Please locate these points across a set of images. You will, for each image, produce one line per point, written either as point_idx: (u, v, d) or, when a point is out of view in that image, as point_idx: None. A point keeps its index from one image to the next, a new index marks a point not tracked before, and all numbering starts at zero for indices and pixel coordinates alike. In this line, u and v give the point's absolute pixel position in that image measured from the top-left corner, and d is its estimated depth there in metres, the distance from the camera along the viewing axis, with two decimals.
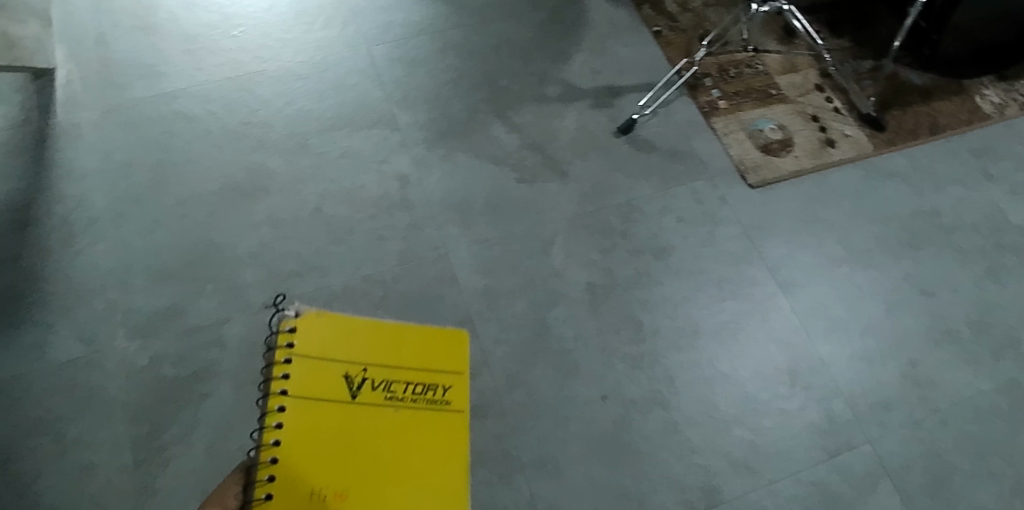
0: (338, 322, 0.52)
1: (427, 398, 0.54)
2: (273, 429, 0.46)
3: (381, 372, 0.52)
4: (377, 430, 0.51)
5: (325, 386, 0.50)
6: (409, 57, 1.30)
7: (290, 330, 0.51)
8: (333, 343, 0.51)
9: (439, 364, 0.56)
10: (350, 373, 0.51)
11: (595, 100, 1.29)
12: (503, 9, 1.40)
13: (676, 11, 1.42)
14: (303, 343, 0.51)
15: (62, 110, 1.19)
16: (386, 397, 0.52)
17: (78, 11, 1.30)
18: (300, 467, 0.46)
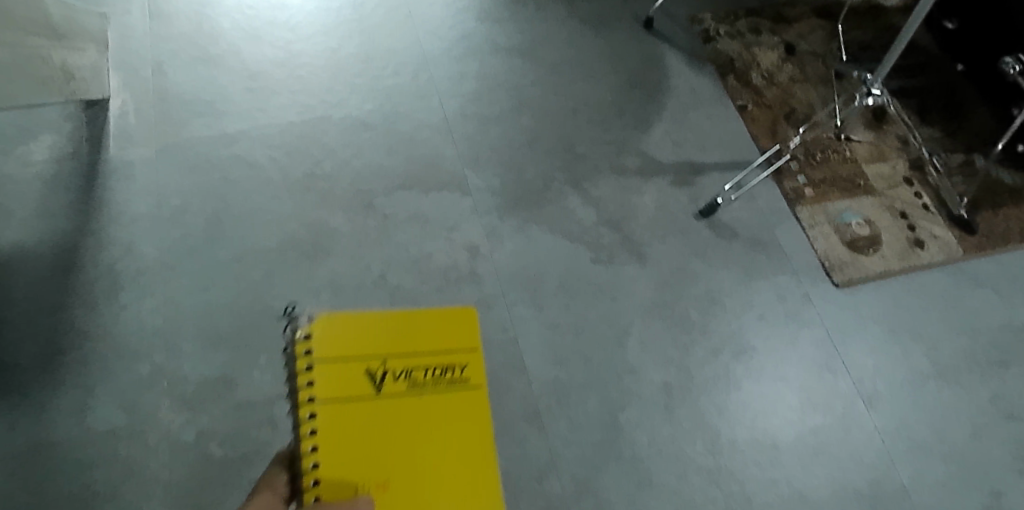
0: (355, 319, 0.62)
1: (444, 382, 0.60)
2: (308, 435, 0.54)
3: (399, 366, 0.59)
4: (404, 417, 0.58)
5: (351, 388, 0.57)
6: (483, 113, 1.24)
7: (306, 339, 0.58)
8: (349, 345, 0.59)
9: (440, 346, 0.62)
10: (374, 370, 0.58)
11: (676, 176, 1.22)
12: (582, 67, 1.34)
13: (762, 84, 1.36)
14: (325, 346, 0.58)
15: (114, 144, 1.13)
16: (409, 385, 0.59)
17: (136, 36, 1.24)
18: (342, 471, 0.53)
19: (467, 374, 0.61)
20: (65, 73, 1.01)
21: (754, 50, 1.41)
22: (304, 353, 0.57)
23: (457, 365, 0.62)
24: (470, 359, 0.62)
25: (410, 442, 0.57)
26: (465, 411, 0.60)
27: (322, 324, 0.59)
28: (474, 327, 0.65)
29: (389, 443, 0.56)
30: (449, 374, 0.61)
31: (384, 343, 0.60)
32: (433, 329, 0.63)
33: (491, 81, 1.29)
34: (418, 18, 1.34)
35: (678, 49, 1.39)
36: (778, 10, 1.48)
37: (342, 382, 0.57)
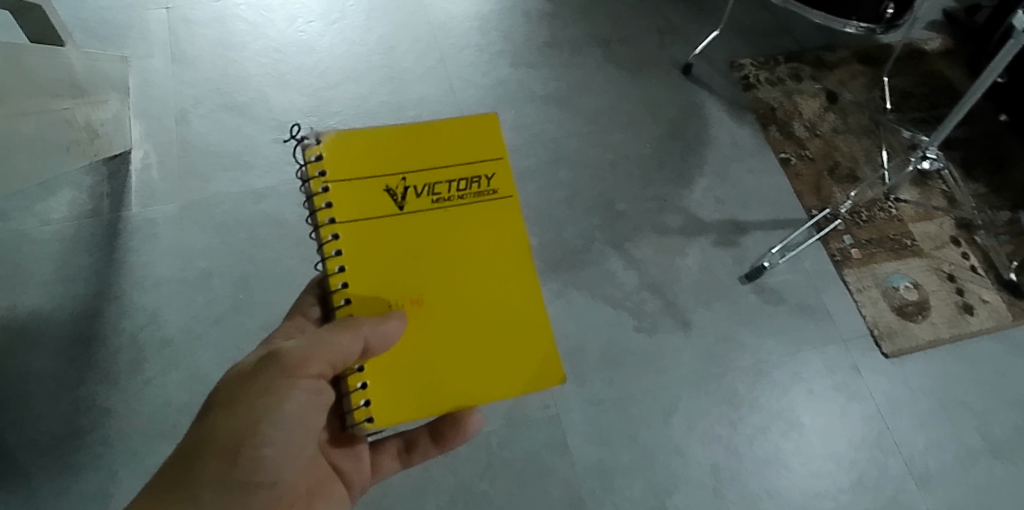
0: (368, 140, 0.60)
1: (471, 193, 0.62)
2: (335, 256, 0.60)
3: (418, 181, 0.61)
4: (429, 225, 0.62)
5: (370, 206, 0.60)
6: (519, 166, 1.21)
7: (317, 159, 0.59)
8: (363, 161, 0.60)
9: (460, 158, 0.62)
10: (391, 187, 0.60)
11: (719, 236, 1.17)
12: (620, 116, 1.30)
13: (804, 136, 1.32)
14: (338, 166, 0.59)
15: (136, 200, 1.09)
16: (431, 200, 0.61)
17: (159, 83, 1.22)
18: (370, 281, 0.60)
19: (495, 185, 0.63)
20: (88, 129, 0.97)
21: (796, 98, 1.37)
22: (319, 178, 0.59)
23: (483, 174, 0.62)
24: (499, 163, 0.62)
25: (438, 255, 0.62)
26: (494, 221, 0.63)
27: (330, 146, 0.59)
28: (497, 135, 0.62)
29: (415, 258, 0.61)
30: (475, 185, 0.62)
31: (402, 156, 0.61)
32: (451, 137, 0.62)
33: (526, 129, 1.26)
34: (454, 67, 1.32)
35: (719, 97, 1.35)
36: (818, 56, 1.44)
37: (360, 200, 0.60)
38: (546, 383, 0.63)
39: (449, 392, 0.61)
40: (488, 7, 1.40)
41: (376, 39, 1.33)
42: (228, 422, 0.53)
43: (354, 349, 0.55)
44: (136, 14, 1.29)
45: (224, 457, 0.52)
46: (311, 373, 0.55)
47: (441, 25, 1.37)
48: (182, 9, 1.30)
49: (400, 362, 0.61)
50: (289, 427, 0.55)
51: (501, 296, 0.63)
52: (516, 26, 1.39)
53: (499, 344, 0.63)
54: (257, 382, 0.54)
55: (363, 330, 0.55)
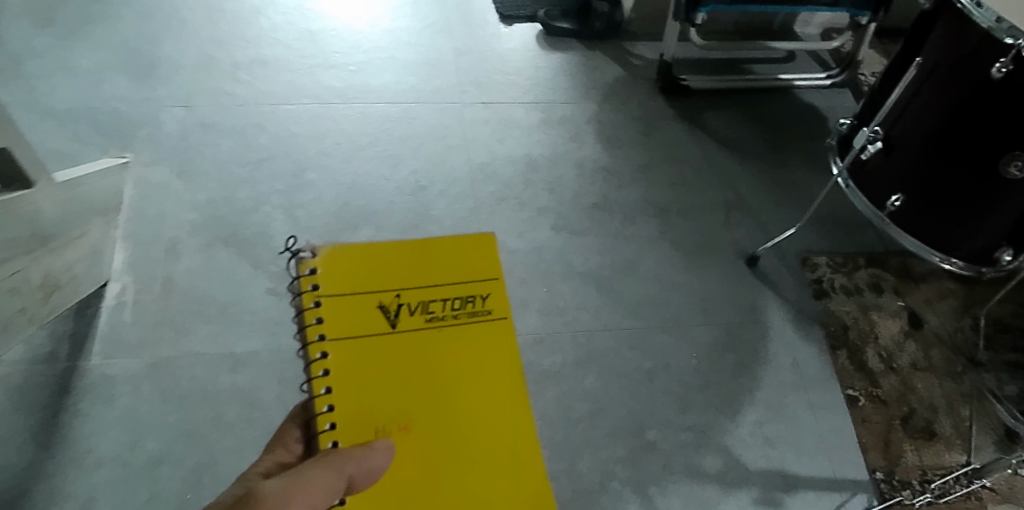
0: (358, 252, 0.44)
1: (469, 313, 0.46)
2: (321, 378, 0.43)
3: (414, 296, 0.45)
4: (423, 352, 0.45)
5: (358, 324, 0.44)
6: (541, 364, 1.02)
7: (310, 273, 0.43)
8: (354, 278, 0.44)
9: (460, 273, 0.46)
10: (383, 302, 0.44)
11: (763, 492, 0.98)
12: (669, 312, 1.10)
13: (878, 368, 1.13)
14: (333, 276, 0.43)
15: (99, 347, 0.95)
16: (430, 321, 0.45)
17: (157, 197, 1.08)
18: (357, 417, 0.43)
19: (492, 305, 0.46)
20: (46, 286, 0.83)
21: (873, 315, 1.17)
22: (308, 290, 0.43)
23: (480, 293, 0.46)
24: (497, 283, 0.46)
25: (443, 387, 0.45)
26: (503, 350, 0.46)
27: (323, 257, 0.43)
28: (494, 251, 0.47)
29: (408, 391, 0.44)
30: (471, 305, 0.46)
31: (395, 269, 0.45)
32: (441, 257, 0.46)
33: (555, 316, 1.07)
34: (486, 224, 1.13)
35: (784, 302, 1.16)
36: (904, 263, 1.25)
37: (348, 318, 0.44)
38: None
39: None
40: (540, 151, 1.23)
41: (407, 175, 1.16)
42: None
43: (335, 490, 0.39)
44: (149, 109, 1.15)
45: None
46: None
47: (482, 167, 1.19)
48: (202, 111, 1.17)
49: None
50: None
51: (513, 439, 0.45)
52: (566, 177, 1.21)
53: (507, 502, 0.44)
54: None
55: (344, 465, 0.39)
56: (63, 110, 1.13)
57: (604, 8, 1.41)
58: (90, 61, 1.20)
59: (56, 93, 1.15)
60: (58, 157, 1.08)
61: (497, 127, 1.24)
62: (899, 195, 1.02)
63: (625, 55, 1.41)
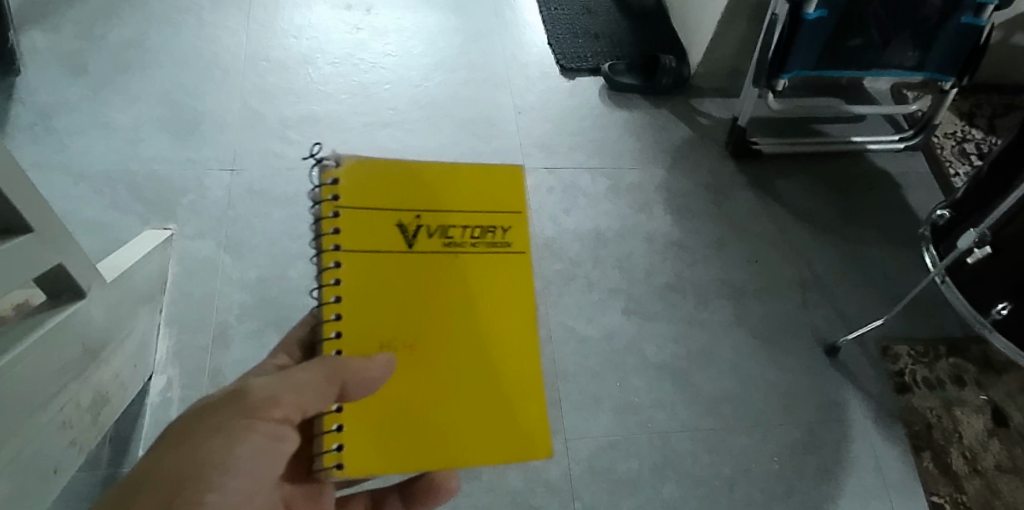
0: (384, 170, 0.48)
1: (487, 243, 0.51)
2: (332, 284, 0.47)
3: (434, 219, 0.49)
4: (436, 269, 0.50)
5: (376, 237, 0.48)
6: (617, 470, 0.94)
7: (332, 184, 0.47)
8: (377, 194, 0.49)
9: (483, 203, 0.51)
10: (403, 222, 0.49)
11: None
12: (749, 408, 1.02)
13: (962, 472, 1.02)
14: (354, 190, 0.48)
15: (144, 453, 0.85)
16: (444, 244, 0.50)
17: (203, 275, 0.98)
18: (363, 322, 0.48)
19: (513, 238, 0.52)
20: (93, 406, 0.75)
21: (956, 411, 1.07)
22: (329, 199, 0.47)
23: (502, 226, 0.51)
24: (520, 218, 0.52)
25: (452, 306, 0.50)
26: (511, 280, 0.52)
27: (347, 167, 0.48)
28: (522, 187, 0.52)
29: (415, 304, 0.49)
30: (491, 235, 0.51)
31: (419, 192, 0.49)
32: (468, 186, 0.51)
33: (630, 414, 0.98)
34: (554, 308, 1.04)
35: (867, 397, 1.08)
36: (988, 352, 1.14)
37: (368, 230, 0.48)
38: (530, 451, 0.51)
39: (428, 456, 0.49)
40: (608, 224, 1.15)
41: None
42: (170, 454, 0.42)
43: (327, 390, 0.44)
44: (194, 172, 1.07)
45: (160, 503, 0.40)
46: (273, 416, 0.45)
47: (548, 241, 1.11)
48: (250, 177, 1.08)
49: (378, 419, 0.48)
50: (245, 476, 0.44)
51: (511, 360, 0.52)
52: (637, 253, 1.13)
53: (491, 407, 0.50)
54: (214, 417, 0.44)
55: (341, 371, 0.44)
56: (100, 172, 1.04)
57: (671, 63, 1.33)
58: (128, 115, 1.11)
59: (91, 152, 1.06)
60: (95, 227, 1.00)
61: (562, 195, 1.17)
62: (1004, 303, 0.92)
63: (691, 113, 1.35)
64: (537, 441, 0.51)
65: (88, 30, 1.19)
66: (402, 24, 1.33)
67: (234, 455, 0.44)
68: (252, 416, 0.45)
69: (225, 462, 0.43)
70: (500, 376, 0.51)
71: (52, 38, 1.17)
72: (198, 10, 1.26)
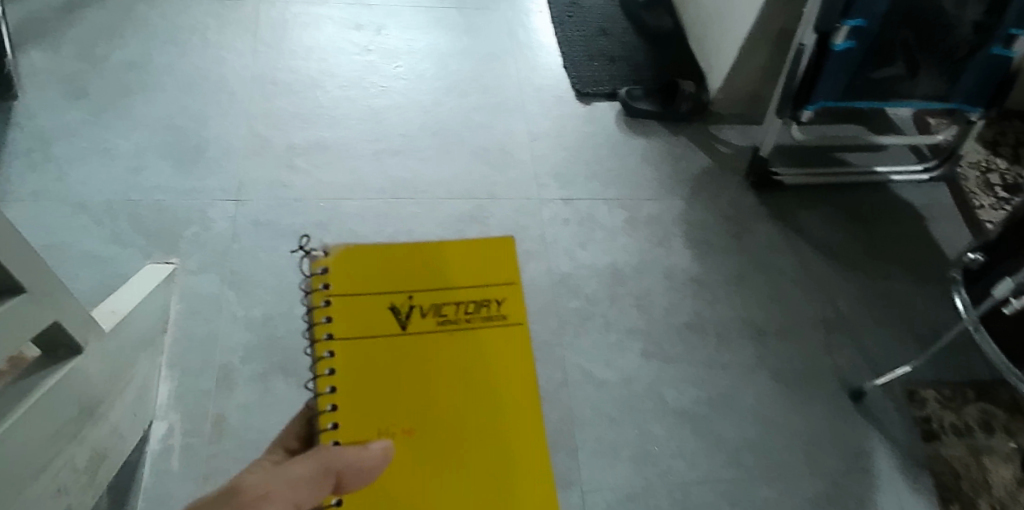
0: (366, 250, 0.40)
1: (487, 319, 0.41)
2: (325, 381, 0.39)
3: (427, 297, 0.41)
4: (432, 358, 0.40)
5: (365, 325, 0.40)
6: None
7: (322, 272, 0.39)
8: (361, 276, 0.40)
9: (478, 276, 0.41)
10: (394, 303, 0.40)
11: None
12: (772, 458, 0.97)
13: None
14: (340, 273, 0.40)
15: (143, 506, 0.80)
16: (440, 325, 0.41)
17: (206, 314, 0.94)
18: (355, 429, 0.39)
19: (510, 310, 0.41)
20: (91, 465, 0.71)
21: (985, 460, 1.00)
22: (318, 288, 0.39)
23: (497, 297, 0.41)
24: (517, 286, 0.42)
25: (457, 398, 0.40)
26: (522, 366, 0.41)
27: (331, 253, 0.40)
28: (513, 254, 0.42)
29: (414, 400, 0.40)
30: (486, 309, 0.41)
31: (409, 267, 0.41)
32: (462, 253, 0.41)
33: (649, 464, 0.94)
34: (571, 350, 1.00)
35: (891, 444, 1.02)
36: (1016, 396, 1.09)
37: (355, 320, 0.40)
38: None
39: None
40: (626, 259, 1.11)
41: None
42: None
43: (317, 488, 0.36)
44: (198, 203, 1.03)
45: None
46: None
47: (564, 277, 1.07)
48: (256, 208, 1.04)
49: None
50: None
51: (526, 466, 0.40)
52: (656, 290, 1.09)
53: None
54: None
55: (332, 464, 0.36)
56: (100, 202, 1.00)
57: (690, 89, 1.29)
58: (130, 141, 1.07)
59: (92, 181, 1.02)
60: (94, 261, 0.96)
61: (578, 228, 1.13)
62: None
63: (710, 141, 1.31)
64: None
65: (89, 50, 1.15)
66: (412, 46, 1.29)
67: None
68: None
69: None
70: (512, 494, 0.40)
71: (52, 59, 1.13)
72: (203, 30, 1.22)
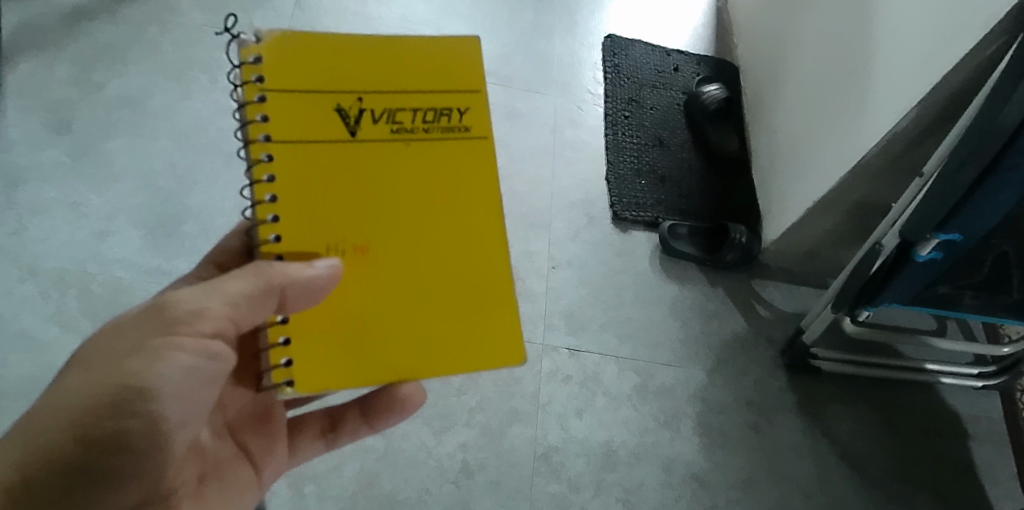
0: (306, 47, 0.48)
1: (441, 127, 0.52)
2: (265, 183, 0.48)
3: (377, 103, 0.50)
4: (388, 159, 0.51)
5: (316, 125, 0.49)
6: None
7: (256, 63, 0.47)
8: (306, 76, 0.49)
9: (436, 83, 0.52)
10: (342, 107, 0.49)
11: None
12: None
13: None
14: (278, 70, 0.48)
15: None
16: (393, 130, 0.51)
17: None
18: (298, 221, 0.49)
19: (469, 120, 0.52)
20: None
21: None
22: (255, 83, 0.47)
23: (457, 108, 0.52)
24: (475, 98, 0.52)
25: (404, 199, 0.51)
26: (472, 165, 0.53)
27: (267, 46, 0.47)
28: (471, 63, 0.52)
29: (361, 200, 0.50)
30: (446, 118, 0.52)
31: (358, 70, 0.50)
32: (412, 58, 0.51)
33: None
34: None
35: None
36: None
37: (303, 120, 0.49)
38: (500, 360, 0.53)
39: (385, 357, 0.51)
40: (624, 437, 0.98)
41: (454, 450, 0.92)
42: (87, 391, 0.45)
43: (265, 299, 0.46)
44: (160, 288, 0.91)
45: (72, 435, 0.45)
46: (201, 331, 0.47)
47: (548, 451, 0.94)
48: None
49: (328, 325, 0.50)
50: (173, 396, 0.47)
51: (472, 254, 0.53)
52: (649, 483, 0.96)
53: (457, 304, 0.53)
54: (134, 339, 0.46)
55: (277, 279, 0.45)
56: (53, 268, 0.89)
57: (742, 238, 1.12)
58: (104, 197, 0.95)
59: (50, 241, 0.91)
60: (29, 344, 0.85)
61: (579, 390, 0.99)
62: None
63: (750, 300, 1.16)
64: (507, 348, 0.53)
65: (84, 74, 1.03)
66: None
67: (157, 375, 0.46)
68: (174, 331, 0.47)
69: (147, 385, 0.45)
70: (464, 274, 0.53)
71: (40, 78, 1.01)
72: (216, 68, 1.08)
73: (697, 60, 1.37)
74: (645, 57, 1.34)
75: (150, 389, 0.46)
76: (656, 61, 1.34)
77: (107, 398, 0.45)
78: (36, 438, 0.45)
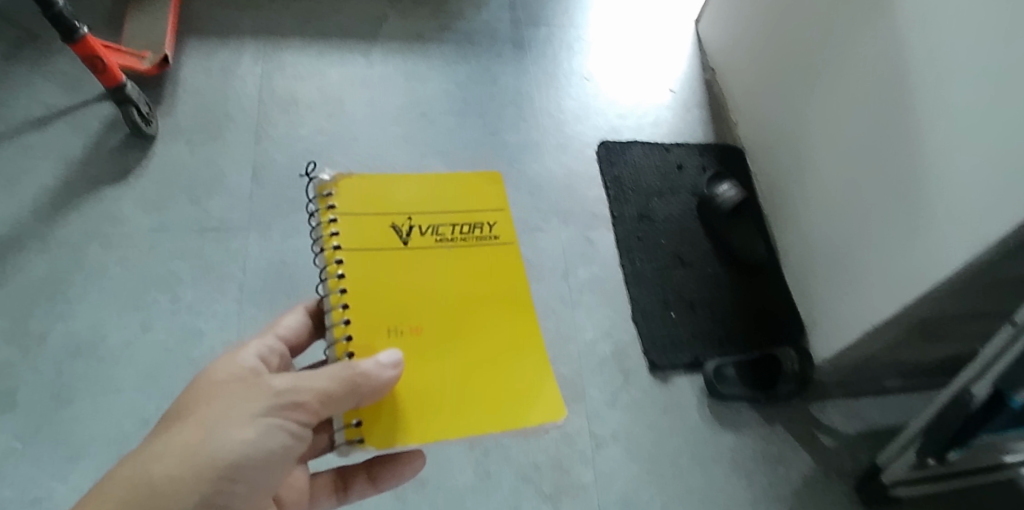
0: (366, 182, 0.61)
1: (477, 237, 0.62)
2: (337, 281, 0.56)
3: (423, 222, 0.61)
4: (435, 262, 0.60)
5: (376, 236, 0.59)
6: None
7: (328, 195, 0.59)
8: (370, 202, 0.60)
9: (470, 206, 0.63)
10: (396, 224, 0.60)
11: None
12: None
13: None
14: (346, 197, 0.59)
15: None
16: (437, 239, 0.61)
17: None
18: (362, 312, 0.55)
19: (498, 232, 0.63)
20: None
21: None
22: (329, 208, 0.58)
23: (488, 222, 0.63)
24: (502, 216, 0.63)
25: (452, 284, 0.59)
26: (506, 265, 0.62)
27: (338, 183, 0.60)
28: (496, 190, 0.65)
29: (415, 290, 0.58)
30: (480, 230, 0.62)
31: (408, 197, 0.61)
32: (448, 190, 0.63)
33: None
34: None
35: None
36: None
37: (367, 233, 0.58)
38: (545, 417, 0.54)
39: (446, 418, 0.52)
40: None
41: None
42: (200, 448, 0.47)
43: (350, 397, 0.49)
44: None
45: (192, 496, 0.46)
46: (302, 416, 0.50)
47: None
48: None
49: (391, 397, 0.52)
50: (266, 469, 0.50)
51: (514, 328, 0.59)
52: None
53: (505, 370, 0.56)
54: (243, 409, 0.49)
55: (359, 374, 0.49)
56: None
57: (794, 366, 1.04)
58: (69, 483, 0.81)
59: None
60: None
61: None
62: None
63: (812, 428, 1.04)
64: (551, 406, 0.55)
65: (21, 325, 0.90)
66: None
67: (263, 449, 0.49)
68: (278, 413, 0.49)
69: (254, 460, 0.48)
70: (508, 347, 0.58)
71: None
72: (175, 283, 0.96)
73: (697, 149, 1.27)
74: (644, 159, 1.23)
75: (252, 461, 0.49)
76: (656, 161, 1.23)
77: (218, 467, 0.47)
78: (142, 483, 0.45)
